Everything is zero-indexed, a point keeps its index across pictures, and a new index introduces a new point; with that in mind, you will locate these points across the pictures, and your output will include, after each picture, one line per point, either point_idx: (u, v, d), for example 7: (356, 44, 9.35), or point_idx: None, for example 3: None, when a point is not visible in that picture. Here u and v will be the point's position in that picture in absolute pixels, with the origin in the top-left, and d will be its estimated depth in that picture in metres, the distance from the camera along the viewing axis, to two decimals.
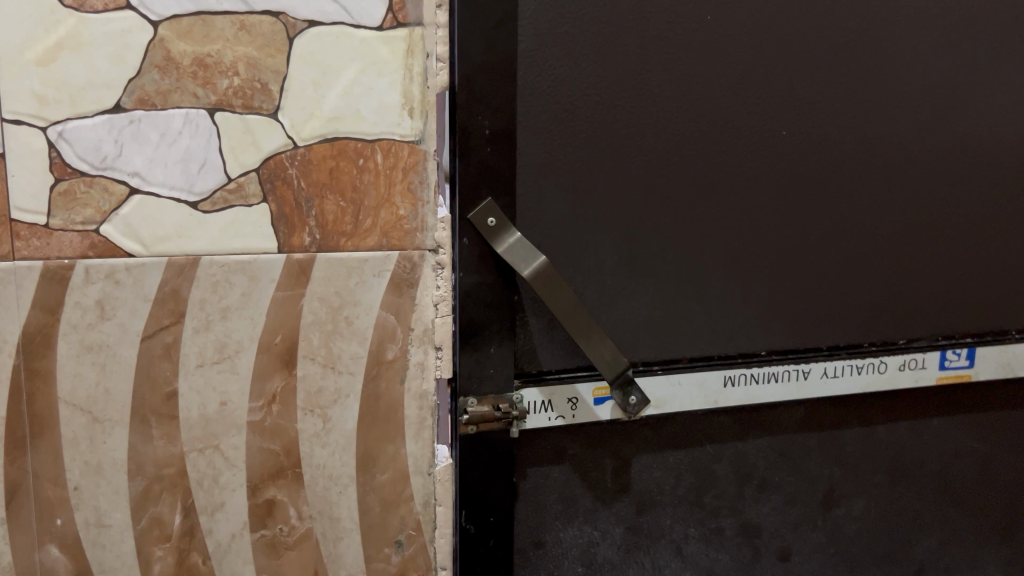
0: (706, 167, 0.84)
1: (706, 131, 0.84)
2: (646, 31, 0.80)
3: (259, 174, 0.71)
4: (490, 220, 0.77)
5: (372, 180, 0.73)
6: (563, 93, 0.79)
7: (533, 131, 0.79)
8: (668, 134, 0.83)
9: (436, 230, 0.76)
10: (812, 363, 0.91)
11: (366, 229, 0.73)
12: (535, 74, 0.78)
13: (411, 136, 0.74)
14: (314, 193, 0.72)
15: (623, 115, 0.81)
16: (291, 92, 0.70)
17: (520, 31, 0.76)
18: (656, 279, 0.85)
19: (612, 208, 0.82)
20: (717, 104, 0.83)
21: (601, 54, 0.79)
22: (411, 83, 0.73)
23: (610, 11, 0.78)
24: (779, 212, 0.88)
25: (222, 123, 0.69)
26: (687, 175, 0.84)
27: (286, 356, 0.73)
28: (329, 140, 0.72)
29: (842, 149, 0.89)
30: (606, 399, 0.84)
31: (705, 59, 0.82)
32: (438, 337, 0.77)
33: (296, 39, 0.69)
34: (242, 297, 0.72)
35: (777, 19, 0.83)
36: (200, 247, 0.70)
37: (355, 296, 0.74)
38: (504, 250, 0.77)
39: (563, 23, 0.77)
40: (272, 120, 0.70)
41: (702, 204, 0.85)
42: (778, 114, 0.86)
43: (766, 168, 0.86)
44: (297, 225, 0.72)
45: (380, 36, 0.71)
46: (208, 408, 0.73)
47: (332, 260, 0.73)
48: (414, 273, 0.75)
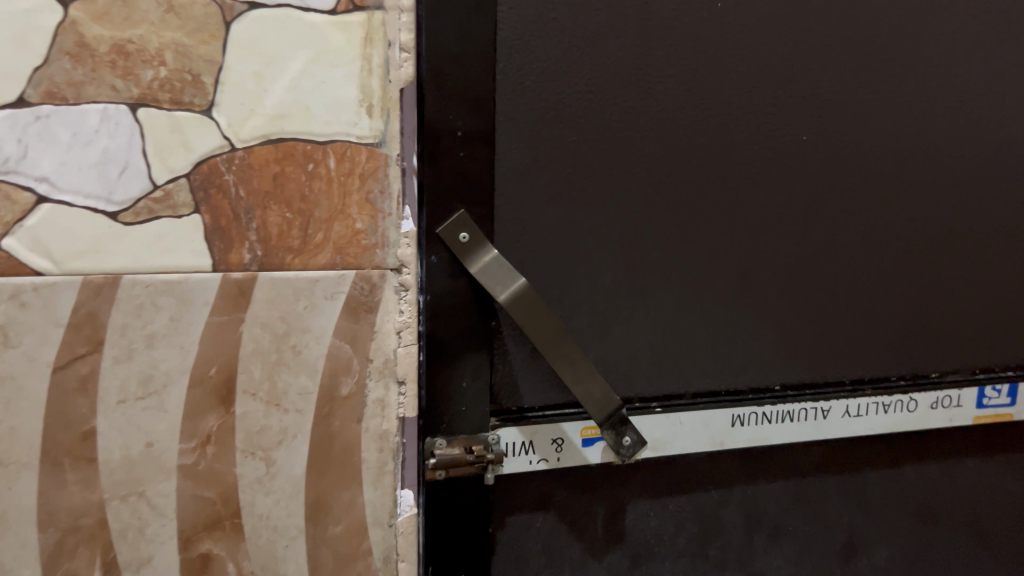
0: (714, 176, 0.74)
1: (715, 134, 0.73)
2: (645, 21, 0.70)
3: (190, 181, 0.61)
4: (463, 234, 0.67)
5: (323, 188, 0.63)
6: (550, 90, 0.68)
7: (514, 133, 0.68)
8: (672, 138, 0.72)
9: (399, 245, 0.65)
10: (833, 400, 0.80)
11: (316, 245, 0.63)
12: (516, 68, 0.67)
13: (370, 137, 0.63)
14: (254, 203, 0.62)
15: (620, 117, 0.71)
16: (227, 85, 0.60)
17: (499, 18, 0.66)
18: (656, 305, 0.74)
19: (605, 223, 0.72)
20: (728, 104, 0.73)
21: (594, 45, 0.69)
22: (369, 77, 0.62)
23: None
24: (798, 228, 0.77)
25: (147, 120, 0.59)
26: (692, 186, 0.74)
27: (222, 391, 0.64)
28: (273, 141, 0.62)
29: (872, 156, 0.78)
30: (596, 440, 0.74)
31: (714, 53, 0.72)
32: (401, 370, 0.66)
33: (233, 23, 0.59)
34: (170, 322, 0.62)
35: (800, 6, 0.73)
36: (122, 265, 0.60)
37: (303, 322, 0.64)
38: (478, 271, 0.67)
39: (551, 9, 0.67)
40: (205, 117, 0.60)
41: (709, 218, 0.75)
42: (799, 116, 0.75)
43: (784, 178, 0.76)
44: (235, 240, 0.62)
45: (333, 21, 0.61)
46: (132, 449, 0.63)
47: (276, 279, 0.63)
48: (373, 296, 0.65)
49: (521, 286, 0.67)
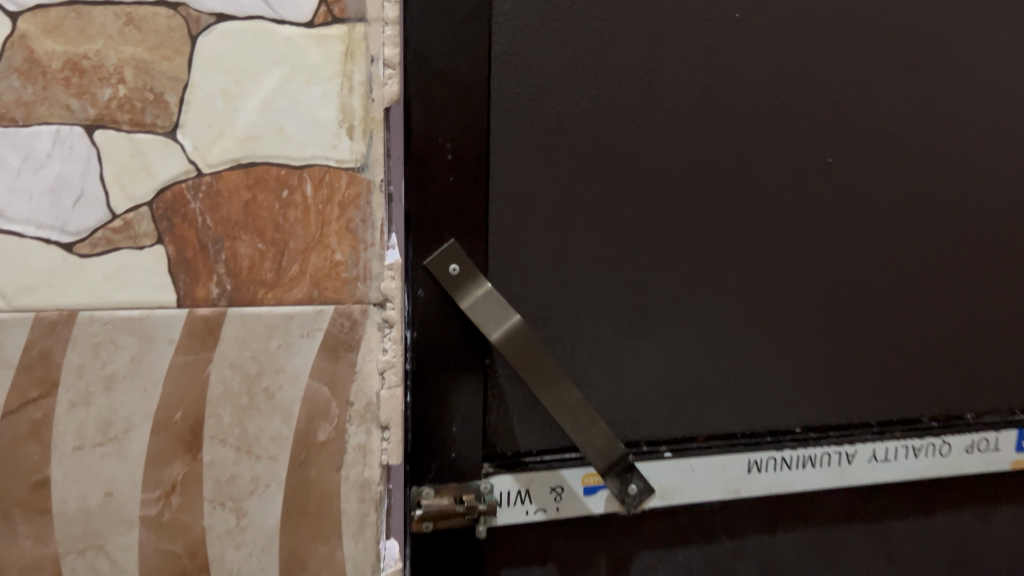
0: (731, 201, 0.68)
1: (731, 156, 0.67)
2: (655, 32, 0.64)
3: (152, 209, 0.56)
4: (452, 266, 0.61)
5: (299, 217, 0.58)
6: (550, 109, 0.62)
7: (511, 156, 0.62)
8: (684, 161, 0.66)
9: (382, 278, 0.59)
10: (859, 444, 0.74)
11: (290, 278, 0.58)
12: (513, 84, 0.61)
13: (350, 161, 0.58)
14: (224, 233, 0.57)
15: (628, 138, 0.65)
16: (192, 105, 0.55)
17: (494, 30, 0.60)
18: (665, 342, 0.68)
19: (610, 253, 0.66)
20: (745, 123, 0.67)
21: (599, 59, 0.63)
22: (350, 95, 0.57)
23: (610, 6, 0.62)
24: (822, 258, 0.71)
25: (104, 143, 0.54)
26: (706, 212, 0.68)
27: (189, 436, 0.58)
28: (244, 165, 0.56)
29: (905, 179, 0.72)
30: (600, 488, 0.68)
31: (731, 67, 0.66)
32: (384, 414, 0.61)
33: (200, 37, 0.54)
34: (131, 363, 0.57)
35: (826, 16, 0.66)
36: (77, 300, 0.55)
37: (277, 362, 0.59)
38: (470, 307, 0.61)
39: (550, 20, 0.61)
40: (168, 140, 0.55)
41: (725, 247, 0.69)
42: (823, 136, 0.69)
43: (805, 203, 0.70)
44: (202, 273, 0.57)
45: (310, 35, 0.56)
46: (90, 500, 0.58)
47: (247, 316, 0.58)
48: (354, 333, 0.59)
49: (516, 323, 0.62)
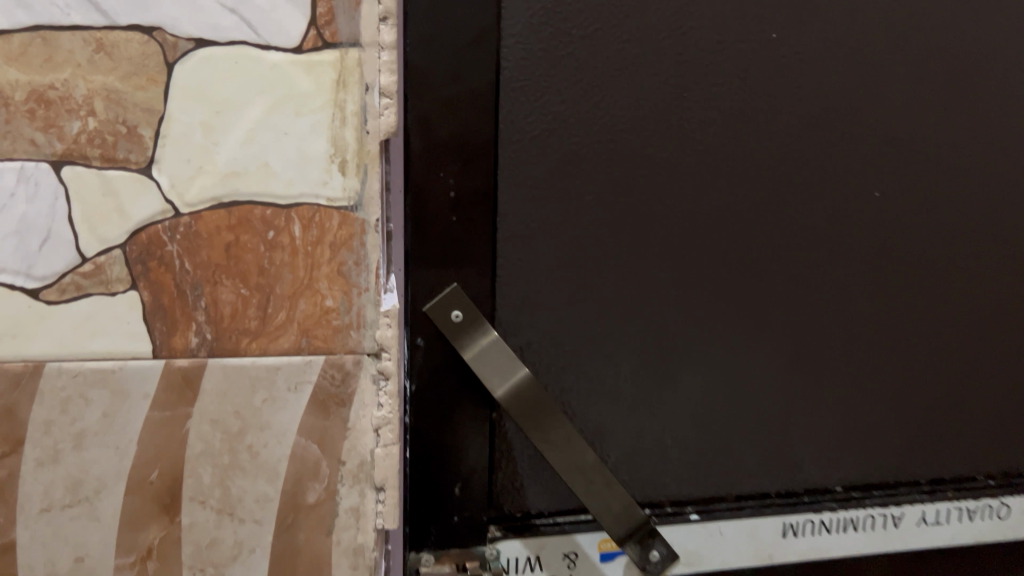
0: (766, 240, 0.62)
1: (767, 191, 0.61)
2: (683, 56, 0.57)
3: (125, 252, 0.51)
4: (456, 312, 0.55)
5: (286, 260, 0.52)
6: (565, 140, 0.57)
7: (521, 193, 0.57)
8: (715, 197, 0.60)
9: (378, 326, 0.54)
10: (906, 506, 0.67)
11: (276, 326, 0.53)
12: (524, 114, 0.56)
13: (342, 199, 0.53)
14: (203, 278, 0.52)
15: (651, 171, 0.59)
16: (169, 138, 0.50)
17: (503, 54, 0.54)
18: (692, 396, 0.62)
19: (630, 297, 0.60)
20: (782, 154, 0.61)
21: (619, 85, 0.57)
22: (343, 127, 0.52)
23: (633, 27, 0.56)
24: (868, 302, 0.64)
25: (73, 181, 0.50)
26: (739, 253, 0.61)
27: (166, 498, 0.54)
28: (225, 205, 0.51)
29: (960, 214, 0.65)
30: (618, 554, 0.62)
31: (767, 93, 0.59)
32: (379, 475, 0.56)
33: (177, 65, 0.50)
34: (102, 418, 0.52)
35: (876, 36, 0.60)
36: (45, 350, 0.51)
37: (262, 418, 0.54)
38: (472, 358, 0.55)
39: (565, 42, 0.55)
40: (143, 177, 0.50)
41: (760, 290, 0.62)
42: (871, 168, 0.62)
43: (850, 242, 0.63)
44: (180, 321, 0.52)
45: (299, 61, 0.51)
46: (58, 566, 0.53)
47: (229, 367, 0.53)
48: (346, 387, 0.54)
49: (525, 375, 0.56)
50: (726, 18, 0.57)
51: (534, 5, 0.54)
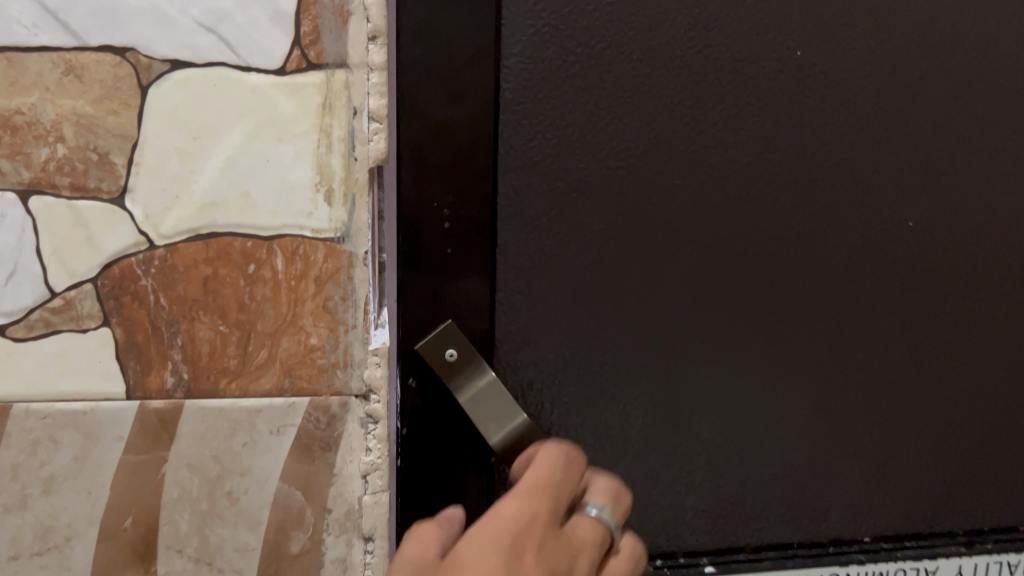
0: (793, 277, 0.56)
1: (794, 224, 0.55)
2: (698, 76, 0.52)
3: (97, 287, 0.48)
4: (451, 351, 0.49)
5: (268, 295, 0.49)
6: (571, 167, 0.51)
7: (523, 224, 0.51)
8: (736, 229, 0.55)
9: (366, 365, 0.51)
10: (940, 559, 0.63)
11: (257, 366, 0.50)
12: (526, 138, 0.50)
13: (328, 230, 0.49)
14: (179, 314, 0.49)
15: (666, 201, 0.53)
16: (143, 166, 0.47)
17: (503, 75, 0.49)
18: (706, 440, 0.58)
19: (641, 336, 0.55)
20: (809, 182, 0.55)
21: (630, 109, 0.52)
22: (329, 153, 0.48)
23: (645, 44, 0.51)
24: (902, 343, 0.59)
25: (41, 212, 0.47)
26: (762, 291, 0.56)
27: (141, 546, 0.51)
28: (203, 237, 0.48)
29: (1005, 246, 0.59)
30: None
31: (793, 115, 0.54)
32: (367, 523, 0.52)
33: (151, 88, 0.46)
34: (73, 462, 0.49)
35: (913, 53, 0.54)
36: (10, 390, 0.48)
37: (242, 463, 0.50)
38: (468, 403, 0.49)
39: (570, 61, 0.50)
40: (116, 207, 0.47)
41: (784, 330, 0.57)
42: (908, 195, 0.57)
43: (885, 277, 0.57)
44: (154, 360, 0.49)
45: (281, 84, 0.47)
46: None
47: (207, 409, 0.50)
48: (331, 430, 0.51)
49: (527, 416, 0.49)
50: (746, 36, 0.52)
51: (537, 22, 0.49)
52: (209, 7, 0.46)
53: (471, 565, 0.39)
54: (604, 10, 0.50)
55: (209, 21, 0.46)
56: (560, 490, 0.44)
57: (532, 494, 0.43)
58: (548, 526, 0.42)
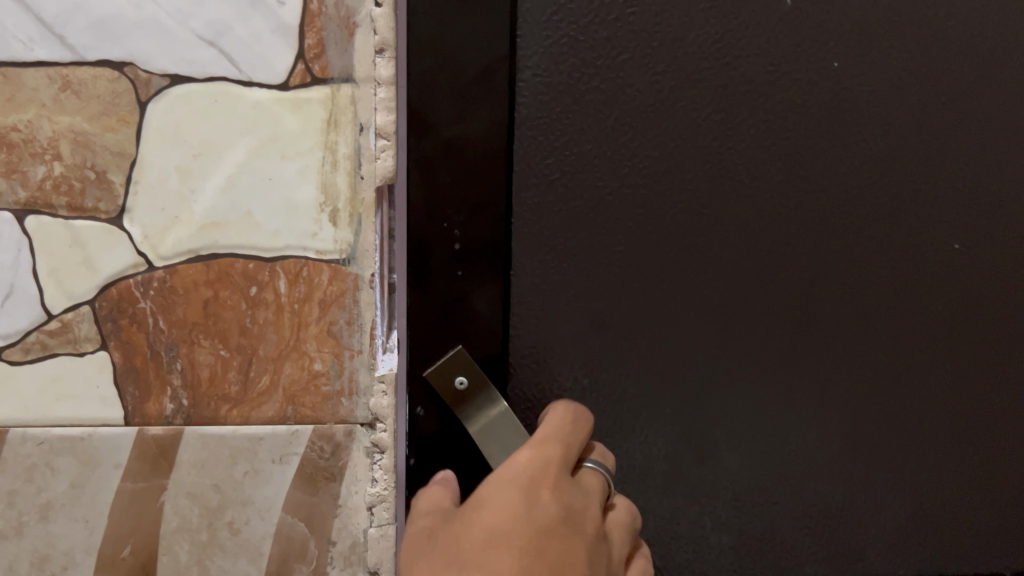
0: (836, 319, 0.48)
1: (840, 257, 0.47)
2: (727, 88, 0.44)
3: (94, 309, 0.46)
4: (461, 379, 0.43)
5: (271, 318, 0.47)
6: (590, 186, 0.44)
7: (537, 251, 0.44)
8: (771, 265, 0.47)
9: (372, 393, 0.48)
10: None
11: (259, 392, 0.48)
12: (539, 156, 0.43)
13: (333, 252, 0.47)
14: (179, 338, 0.47)
15: (694, 228, 0.46)
16: (141, 185, 0.45)
17: (518, 88, 0.42)
18: (734, 500, 0.50)
19: (672, 386, 0.47)
20: (860, 210, 0.47)
21: (658, 125, 0.44)
22: (334, 172, 0.46)
23: (680, 54, 0.44)
24: (968, 395, 0.50)
25: (38, 231, 0.45)
26: (795, 337, 0.48)
27: None
28: (203, 258, 0.46)
29: None
30: None
31: (837, 132, 0.46)
32: (373, 557, 0.50)
33: (149, 104, 0.45)
34: (70, 489, 0.48)
35: (972, 63, 0.46)
36: (5, 415, 0.46)
37: (243, 492, 0.48)
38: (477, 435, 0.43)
39: (589, 74, 0.43)
40: (113, 227, 0.46)
41: (823, 382, 0.49)
42: (995, 231, 0.48)
43: (967, 326, 0.49)
44: (153, 385, 0.47)
45: (284, 99, 0.45)
46: None
47: (207, 436, 0.48)
48: (336, 460, 0.49)
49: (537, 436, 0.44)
50: (777, 44, 0.44)
51: (553, 31, 0.42)
52: (211, 19, 0.44)
53: (488, 510, 0.35)
54: (628, 19, 0.43)
55: (210, 34, 0.45)
56: (579, 433, 0.40)
57: (549, 435, 0.39)
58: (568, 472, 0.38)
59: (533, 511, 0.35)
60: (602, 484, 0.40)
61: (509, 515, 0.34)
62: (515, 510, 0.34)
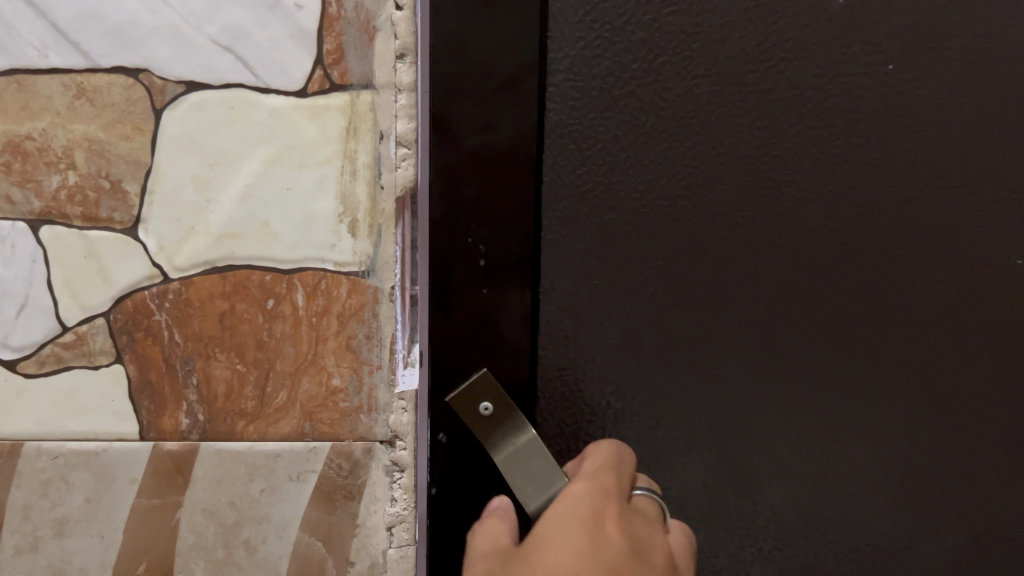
0: (897, 346, 0.43)
1: (903, 277, 0.42)
2: (772, 94, 0.41)
3: (109, 321, 0.45)
4: (485, 406, 0.41)
5: (288, 332, 0.46)
6: (623, 197, 0.42)
7: (564, 269, 0.42)
8: (813, 291, 0.42)
9: (391, 410, 0.47)
10: None
11: (276, 408, 0.46)
12: (571, 165, 0.41)
13: (352, 263, 0.45)
14: (195, 351, 0.46)
15: (729, 241, 0.42)
16: (157, 194, 0.44)
17: (551, 94, 0.41)
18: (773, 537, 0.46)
19: (709, 415, 0.44)
20: (931, 228, 0.42)
21: (695, 133, 0.41)
22: (353, 181, 0.44)
23: (717, 56, 0.41)
24: None
25: (51, 241, 0.44)
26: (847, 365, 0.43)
27: None
28: (219, 270, 0.45)
29: None
30: None
31: (897, 143, 0.41)
32: None
33: (165, 111, 0.43)
34: (85, 505, 0.47)
35: None
36: (21, 429, 0.46)
37: (259, 510, 0.47)
38: (504, 463, 0.40)
39: (623, 80, 0.41)
40: (128, 238, 0.44)
41: (880, 417, 0.44)
42: None
43: None
44: (169, 400, 0.46)
45: (302, 106, 0.44)
46: None
47: (223, 452, 0.47)
48: (354, 478, 0.47)
49: (573, 465, 0.41)
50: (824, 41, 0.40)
51: (588, 35, 0.40)
52: (227, 24, 0.43)
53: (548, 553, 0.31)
54: (669, 18, 0.40)
55: (226, 39, 0.43)
56: (626, 468, 0.39)
57: (598, 467, 0.38)
58: (622, 499, 0.36)
59: (600, 546, 0.31)
60: (659, 514, 0.38)
61: (574, 552, 0.31)
62: (579, 549, 0.31)
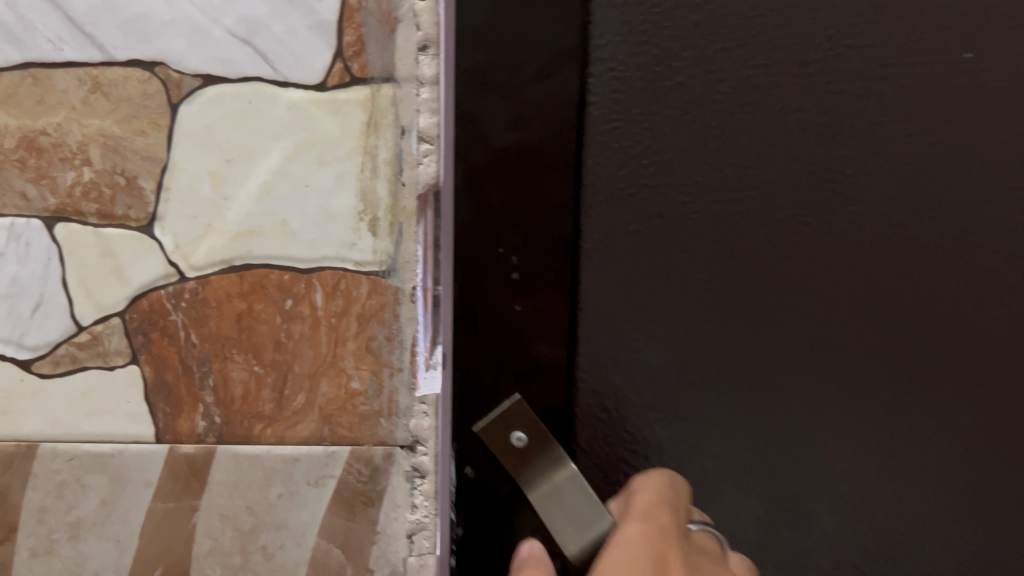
0: (940, 366, 0.36)
1: (954, 284, 0.35)
2: (833, 85, 0.34)
3: (125, 321, 0.44)
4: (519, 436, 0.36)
5: (306, 333, 0.44)
6: (668, 198, 0.35)
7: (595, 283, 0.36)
8: (856, 280, 0.35)
9: (412, 414, 0.45)
10: None
11: (295, 411, 0.45)
12: (613, 165, 0.35)
13: (372, 263, 0.44)
14: (211, 352, 0.45)
15: (783, 248, 0.35)
16: (173, 192, 0.43)
17: (587, 85, 0.34)
18: None
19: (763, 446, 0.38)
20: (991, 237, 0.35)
21: (748, 126, 0.34)
22: (374, 179, 0.43)
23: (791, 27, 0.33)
24: None
25: (66, 240, 0.43)
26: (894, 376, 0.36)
27: None
28: (237, 269, 0.44)
29: None
30: None
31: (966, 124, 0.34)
32: None
33: (182, 106, 0.42)
34: (101, 507, 0.46)
35: None
36: (36, 430, 0.45)
37: (277, 516, 0.46)
38: (537, 503, 0.36)
39: (674, 68, 0.34)
40: (144, 236, 0.43)
41: (924, 444, 0.37)
42: None
43: None
44: (185, 402, 0.45)
45: (322, 101, 0.42)
46: None
47: (240, 456, 0.45)
48: (374, 484, 0.46)
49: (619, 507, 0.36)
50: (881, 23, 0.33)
51: (634, 17, 0.34)
52: (245, 15, 0.42)
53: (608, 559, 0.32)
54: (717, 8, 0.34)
55: (244, 31, 0.42)
56: (682, 502, 0.35)
57: (659, 493, 0.35)
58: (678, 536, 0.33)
59: None
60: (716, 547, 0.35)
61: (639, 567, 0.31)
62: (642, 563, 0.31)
